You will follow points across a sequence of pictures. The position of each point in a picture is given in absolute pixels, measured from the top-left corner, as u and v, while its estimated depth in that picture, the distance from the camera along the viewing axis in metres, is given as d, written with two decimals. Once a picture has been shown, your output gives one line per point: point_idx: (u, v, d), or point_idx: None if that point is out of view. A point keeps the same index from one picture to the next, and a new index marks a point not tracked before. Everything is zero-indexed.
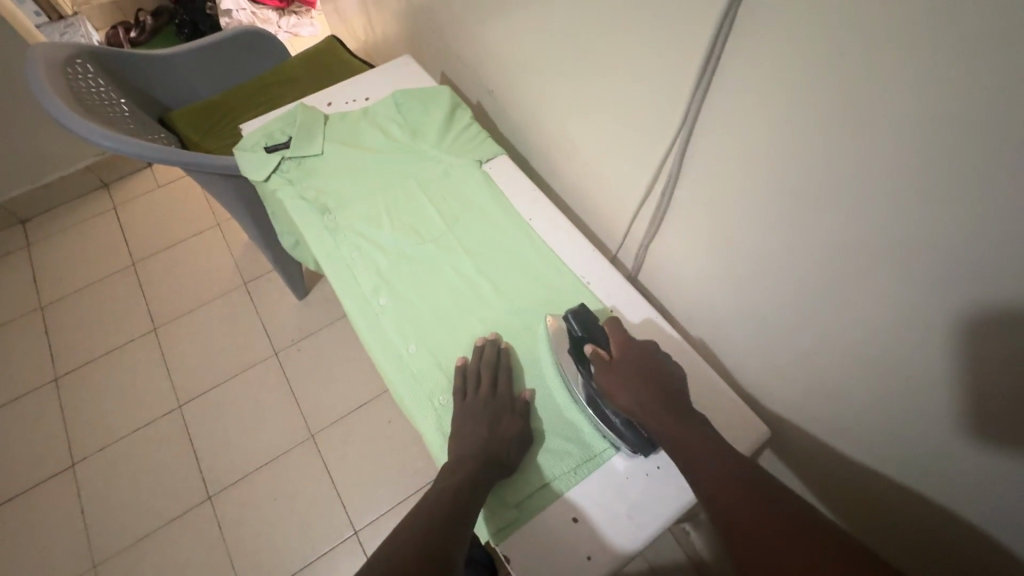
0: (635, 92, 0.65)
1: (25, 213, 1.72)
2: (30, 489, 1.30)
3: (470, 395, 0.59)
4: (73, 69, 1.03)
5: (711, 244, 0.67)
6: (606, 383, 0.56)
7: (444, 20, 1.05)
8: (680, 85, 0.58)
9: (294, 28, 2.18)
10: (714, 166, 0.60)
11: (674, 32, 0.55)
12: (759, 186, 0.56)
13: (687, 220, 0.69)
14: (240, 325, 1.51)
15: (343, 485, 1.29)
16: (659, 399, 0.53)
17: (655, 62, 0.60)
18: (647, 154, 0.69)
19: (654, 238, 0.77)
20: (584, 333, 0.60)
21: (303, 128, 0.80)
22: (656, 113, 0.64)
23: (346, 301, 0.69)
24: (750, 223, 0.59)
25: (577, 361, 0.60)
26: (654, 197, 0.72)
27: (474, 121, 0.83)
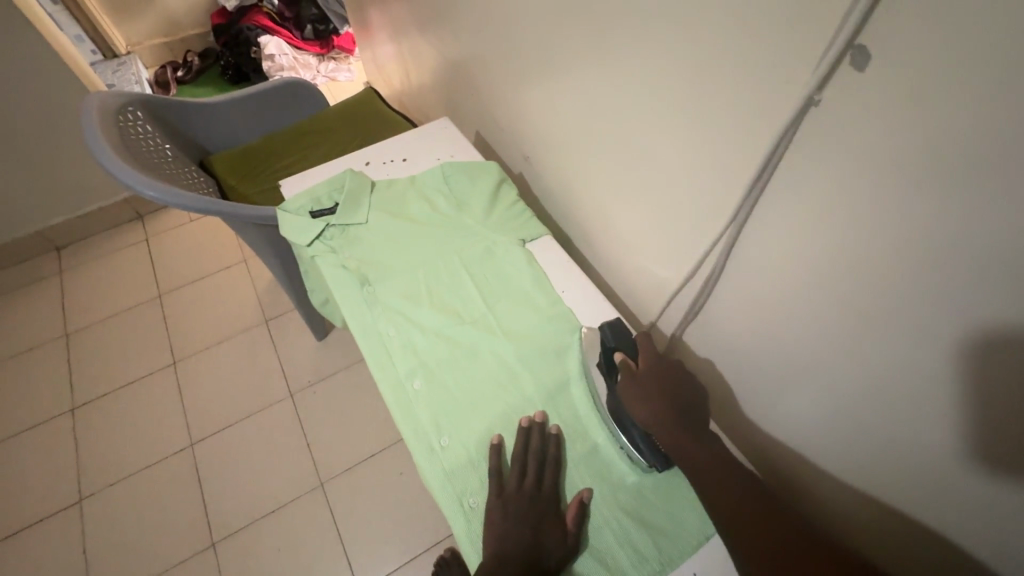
0: (678, 180, 0.65)
1: (63, 241, 1.78)
2: (35, 522, 1.28)
3: (512, 486, 0.57)
4: (125, 117, 1.07)
5: (758, 332, 0.65)
6: (627, 394, 0.60)
7: (481, 82, 1.08)
8: (728, 180, 0.57)
9: (332, 73, 2.27)
10: (764, 258, 0.58)
11: (728, 130, 0.54)
12: (811, 281, 0.54)
13: (733, 305, 0.66)
14: (258, 363, 1.51)
15: (350, 538, 1.25)
16: (673, 415, 0.57)
17: (700, 150, 0.59)
18: (690, 241, 0.68)
19: (696, 318, 0.75)
20: (616, 344, 0.64)
21: (350, 196, 0.81)
22: (701, 202, 0.63)
23: (383, 385, 0.67)
24: (800, 316, 0.58)
25: (606, 370, 0.64)
26: (697, 280, 0.70)
27: (519, 198, 0.84)
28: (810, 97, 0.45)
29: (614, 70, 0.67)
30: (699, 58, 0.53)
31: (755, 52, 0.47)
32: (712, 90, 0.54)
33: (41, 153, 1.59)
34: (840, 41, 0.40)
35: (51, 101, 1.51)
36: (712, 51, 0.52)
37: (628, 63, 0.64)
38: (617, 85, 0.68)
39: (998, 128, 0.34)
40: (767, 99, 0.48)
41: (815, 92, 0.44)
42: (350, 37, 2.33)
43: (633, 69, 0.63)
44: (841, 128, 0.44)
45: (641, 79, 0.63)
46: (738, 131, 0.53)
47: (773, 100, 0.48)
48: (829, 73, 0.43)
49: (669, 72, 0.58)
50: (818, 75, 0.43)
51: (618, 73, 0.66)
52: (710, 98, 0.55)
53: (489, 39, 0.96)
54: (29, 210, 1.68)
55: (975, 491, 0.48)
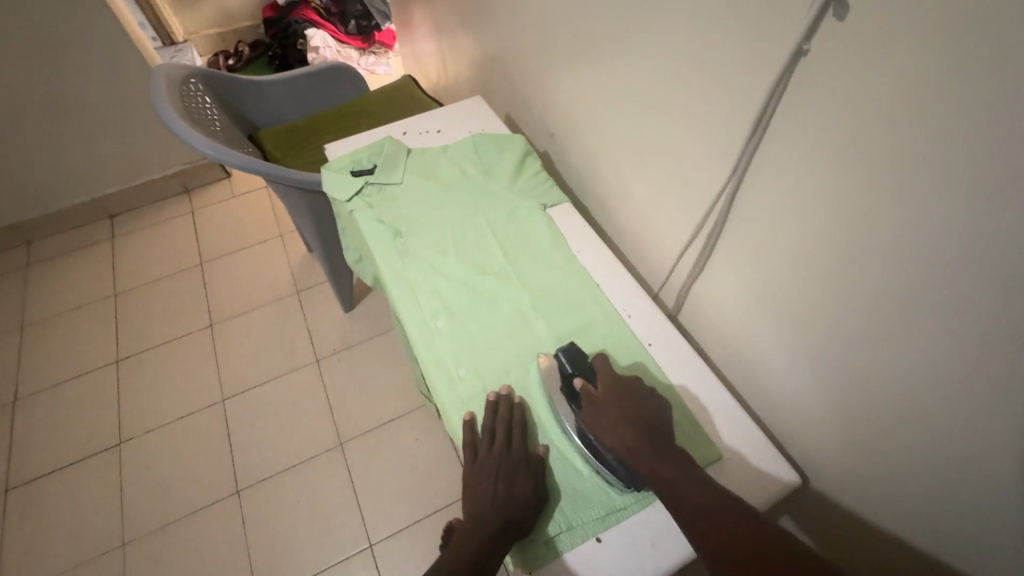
0: (685, 143, 0.71)
1: (116, 209, 1.91)
2: (78, 461, 1.38)
3: (483, 452, 0.61)
4: (186, 87, 1.18)
5: (753, 289, 0.70)
6: (593, 422, 0.59)
7: (514, 67, 1.15)
8: (731, 140, 0.63)
9: (372, 66, 2.38)
10: (760, 214, 0.63)
11: (730, 92, 0.60)
12: (801, 233, 0.59)
13: (732, 264, 0.71)
14: (288, 330, 1.59)
15: (364, 496, 1.32)
16: (643, 440, 0.56)
17: (708, 112, 0.65)
18: (696, 204, 0.73)
19: (697, 280, 0.80)
20: (573, 370, 0.64)
21: (388, 158, 0.88)
22: (706, 162, 0.68)
23: (409, 322, 0.74)
24: (791, 269, 0.62)
25: (569, 397, 0.63)
26: (701, 241, 0.75)
27: (543, 168, 0.90)
28: (799, 46, 0.50)
29: (634, 44, 0.73)
30: (711, 25, 0.59)
31: (758, 16, 0.53)
32: (720, 54, 0.59)
33: (105, 125, 1.73)
34: None
35: (117, 76, 1.65)
36: (722, 19, 0.57)
37: (647, 35, 0.70)
38: (637, 59, 0.74)
39: (956, 74, 0.40)
40: (766, 56, 0.54)
41: (803, 42, 0.50)
42: (390, 33, 2.45)
43: (651, 42, 0.70)
44: (830, 82, 0.49)
45: (657, 50, 0.69)
46: (739, 88, 0.59)
47: (769, 56, 0.54)
48: (816, 23, 0.48)
49: (682, 41, 0.64)
50: (806, 24, 0.48)
51: (638, 47, 0.73)
52: (718, 63, 0.60)
53: (522, 24, 1.04)
54: (89, 177, 1.82)
55: (945, 427, 0.52)
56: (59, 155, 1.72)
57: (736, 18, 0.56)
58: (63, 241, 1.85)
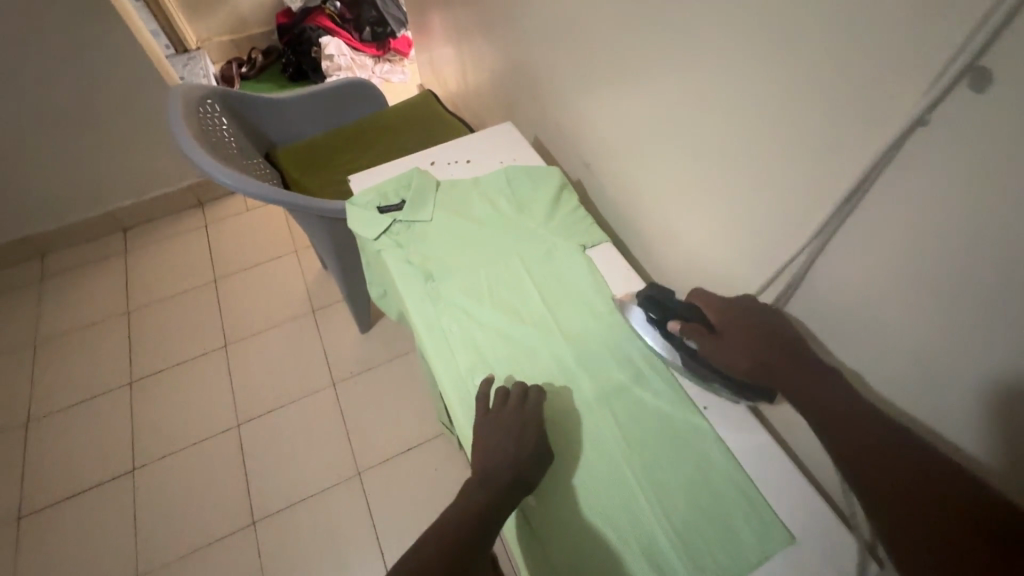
0: (753, 194, 0.64)
1: (129, 222, 1.87)
2: (91, 487, 1.35)
3: (495, 407, 0.62)
4: (204, 108, 1.13)
5: (825, 355, 0.63)
6: (712, 352, 0.61)
7: (544, 89, 1.10)
8: (821, 200, 0.55)
9: (387, 74, 2.33)
10: (843, 277, 0.56)
11: (814, 151, 0.54)
12: (890, 301, 0.52)
13: (801, 327, 0.64)
14: (304, 351, 1.55)
15: (384, 528, 1.28)
16: (781, 354, 0.57)
17: (784, 169, 0.58)
18: (766, 260, 0.66)
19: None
20: (663, 315, 0.67)
21: (416, 192, 0.84)
22: (775, 214, 0.62)
23: (445, 380, 0.69)
24: (873, 338, 0.55)
25: (665, 337, 0.67)
26: (767, 301, 0.67)
27: (579, 204, 0.85)
28: (919, 118, 0.43)
29: (688, 79, 0.67)
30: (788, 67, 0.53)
31: (858, 65, 0.47)
32: (798, 100, 0.53)
33: (118, 137, 1.69)
34: (957, 62, 0.39)
35: (130, 89, 1.62)
36: (804, 61, 0.51)
37: (703, 71, 0.64)
38: (692, 95, 0.68)
39: None
40: (867, 113, 0.48)
41: (924, 113, 0.43)
42: (406, 40, 2.40)
43: (710, 79, 0.64)
44: (939, 142, 0.43)
45: (721, 91, 0.63)
46: (832, 143, 0.52)
47: (875, 116, 0.47)
48: (944, 93, 0.41)
49: (752, 81, 0.58)
50: (931, 96, 0.42)
51: (693, 83, 0.67)
52: (799, 110, 0.54)
53: (556, 45, 0.98)
54: (102, 190, 1.78)
55: None
56: (72, 169, 1.70)
57: (824, 63, 0.50)
58: (76, 255, 1.82)
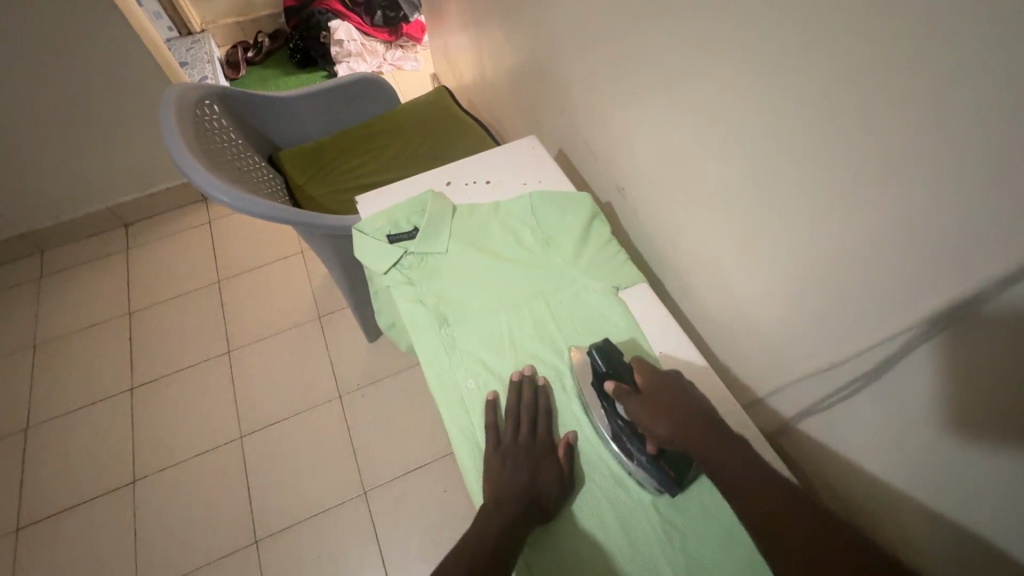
0: (831, 260, 0.55)
1: (130, 218, 1.81)
2: (91, 498, 1.32)
3: (507, 438, 0.59)
4: (202, 110, 1.05)
5: (904, 453, 0.54)
6: (637, 418, 0.55)
7: (570, 96, 1.00)
8: (924, 288, 0.46)
9: (398, 62, 2.22)
10: (933, 372, 0.48)
11: (921, 228, 0.45)
12: (982, 412, 0.44)
13: (883, 416, 0.55)
14: (309, 361, 1.49)
15: (389, 551, 1.22)
16: (690, 426, 0.53)
17: (875, 238, 0.49)
18: (838, 332, 0.58)
19: (823, 412, 0.64)
20: (607, 370, 0.60)
21: (430, 221, 0.75)
22: (858, 285, 0.53)
23: (460, 445, 0.62)
24: (962, 445, 0.47)
25: (603, 399, 0.59)
26: (837, 376, 0.59)
27: (612, 236, 0.76)
28: None
29: (754, 111, 0.57)
30: (893, 124, 0.44)
31: (994, 140, 0.37)
32: (906, 162, 0.44)
33: (117, 130, 1.62)
34: None
35: (128, 80, 1.53)
36: (912, 117, 0.42)
37: (778, 106, 0.54)
38: (762, 131, 0.57)
39: None
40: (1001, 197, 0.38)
41: None
42: (419, 26, 2.27)
43: (786, 117, 0.54)
44: None
45: (802, 136, 0.53)
46: (941, 223, 0.43)
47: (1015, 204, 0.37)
48: None
49: (846, 129, 0.48)
50: None
51: (765, 119, 0.56)
52: (905, 177, 0.44)
53: (587, 50, 0.87)
54: (102, 184, 1.72)
55: None
56: (70, 163, 1.63)
57: (947, 127, 0.40)
58: (77, 251, 1.76)
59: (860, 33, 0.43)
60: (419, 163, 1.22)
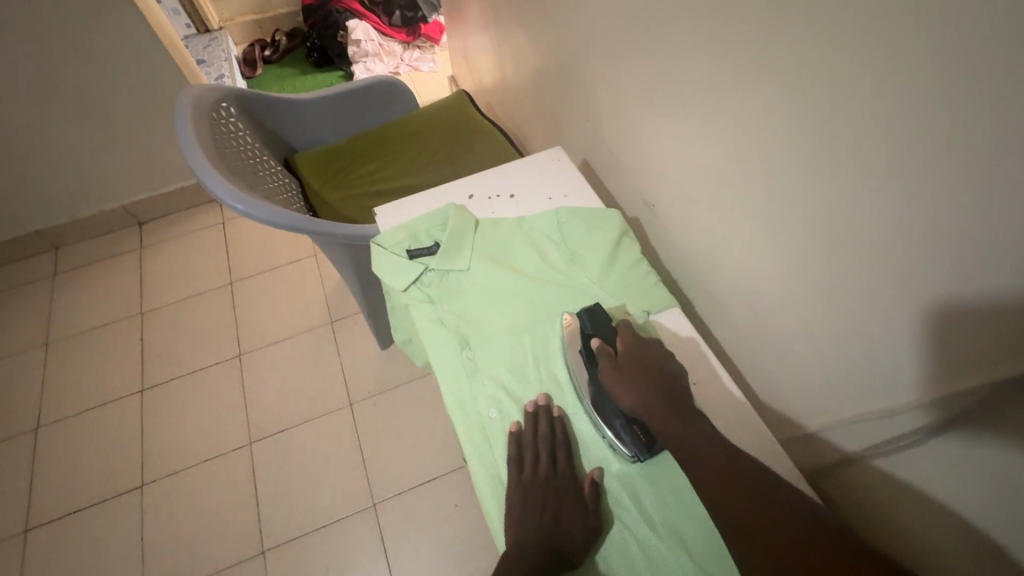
0: (886, 298, 0.51)
1: (145, 216, 1.80)
2: (100, 501, 1.30)
3: (527, 472, 0.56)
4: (218, 113, 1.03)
5: (956, 509, 0.50)
6: (609, 380, 0.55)
7: (597, 105, 0.96)
8: (996, 340, 0.42)
9: (415, 62, 2.19)
10: (997, 428, 0.44)
11: (990, 275, 0.40)
12: None
13: (940, 470, 0.50)
14: (320, 368, 1.47)
15: (398, 566, 1.20)
16: (662, 398, 0.52)
17: (936, 279, 0.45)
18: (892, 375, 0.54)
19: (869, 457, 0.59)
20: (594, 331, 0.60)
21: (452, 236, 0.72)
22: (919, 328, 0.49)
23: (482, 479, 0.58)
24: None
25: (586, 358, 0.59)
26: (889, 420, 0.55)
27: (643, 256, 0.72)
28: None
29: (802, 134, 0.54)
30: (962, 157, 0.40)
31: None
32: (981, 202, 0.39)
33: (133, 129, 1.61)
34: None
35: (145, 79, 1.52)
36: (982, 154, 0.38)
37: (833, 131, 0.50)
38: (808, 155, 0.54)
39: None
40: None
41: None
42: (438, 26, 2.25)
43: (843, 143, 0.49)
44: None
45: (860, 164, 0.48)
46: (1019, 273, 0.38)
47: None
48: None
49: (913, 161, 0.44)
50: None
51: (817, 143, 0.52)
52: (971, 216, 0.41)
53: (617, 60, 0.84)
54: (118, 182, 1.71)
55: None
56: (86, 160, 1.62)
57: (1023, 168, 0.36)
58: (91, 249, 1.76)
59: (936, 57, 0.39)
60: (437, 169, 1.19)
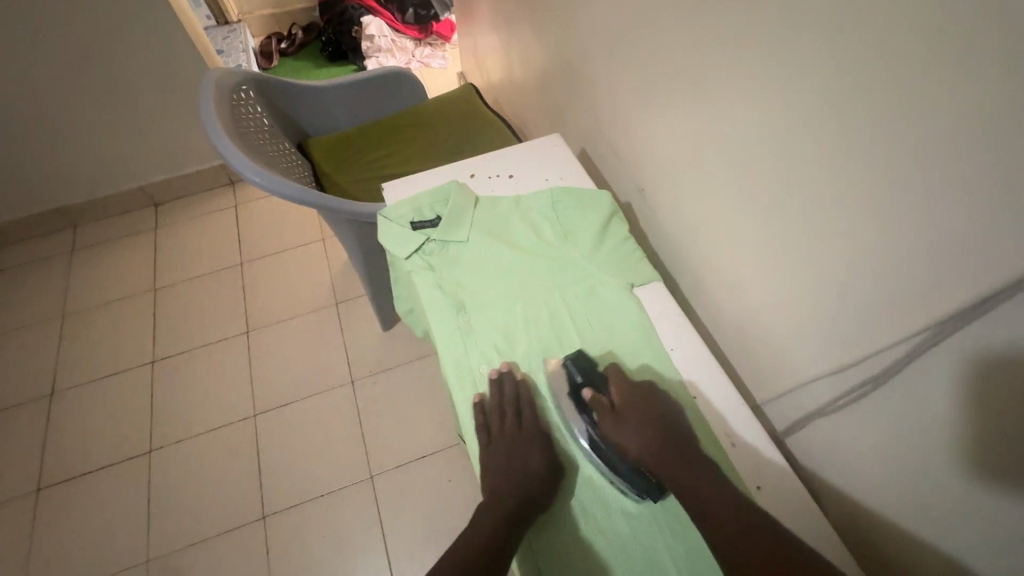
0: (846, 264, 0.56)
1: (160, 198, 1.87)
2: (109, 465, 1.36)
3: (495, 432, 0.62)
4: (238, 96, 1.09)
5: (905, 456, 0.56)
6: (611, 432, 0.58)
7: (596, 97, 1.02)
8: (941, 292, 0.47)
9: (426, 59, 2.26)
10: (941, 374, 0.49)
11: (935, 234, 0.46)
12: (984, 412, 0.46)
13: (891, 419, 0.56)
14: (325, 347, 1.52)
15: (393, 535, 1.25)
16: (663, 445, 0.56)
17: (887, 244, 0.51)
18: (848, 339, 0.59)
19: (827, 415, 0.65)
20: (584, 381, 0.63)
21: (454, 210, 0.77)
22: (875, 288, 0.54)
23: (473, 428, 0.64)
24: (962, 446, 0.49)
25: (580, 408, 0.62)
26: (846, 380, 0.60)
27: (630, 234, 0.78)
28: None
29: (775, 118, 0.59)
30: (911, 131, 0.45)
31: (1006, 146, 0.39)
32: (930, 167, 0.44)
33: (154, 113, 1.67)
34: None
35: (168, 64, 1.58)
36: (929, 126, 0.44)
37: (803, 111, 0.55)
38: (781, 138, 0.59)
39: None
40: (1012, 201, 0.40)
41: None
42: (449, 25, 2.31)
43: (812, 122, 0.54)
44: None
45: (824, 140, 0.54)
46: (959, 227, 0.44)
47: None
48: None
49: (872, 133, 0.48)
50: None
51: (790, 124, 0.57)
52: (918, 183, 0.46)
53: (615, 54, 0.89)
54: (137, 164, 1.78)
55: None
56: (108, 141, 1.68)
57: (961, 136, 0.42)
58: (107, 228, 1.82)
59: (892, 39, 0.44)
60: (443, 156, 1.25)
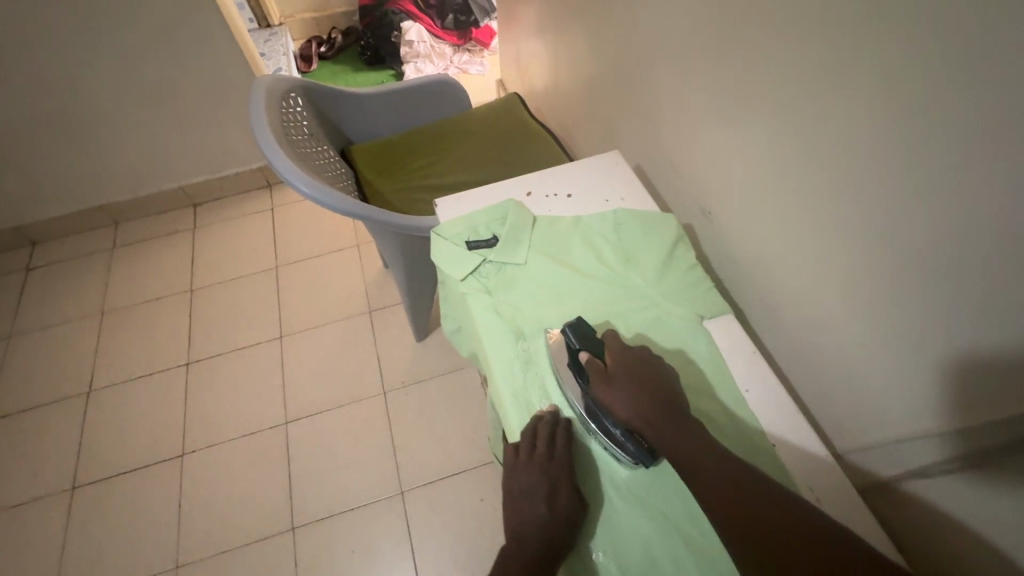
0: (963, 314, 0.50)
1: (199, 199, 1.88)
2: (142, 466, 1.36)
3: (523, 459, 0.59)
4: (286, 102, 1.07)
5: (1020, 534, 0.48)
6: (603, 398, 0.56)
7: (654, 113, 0.97)
8: None
9: (464, 65, 2.25)
10: None
11: None
12: None
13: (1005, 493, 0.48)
14: (357, 355, 1.50)
15: (421, 554, 1.21)
16: (655, 407, 0.53)
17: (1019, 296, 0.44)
18: (962, 394, 0.51)
19: (933, 478, 0.56)
20: (581, 346, 0.59)
21: (511, 231, 0.74)
22: (1001, 342, 0.47)
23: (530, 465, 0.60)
24: None
25: (575, 373, 0.60)
26: (956, 440, 0.52)
27: (698, 261, 0.73)
28: None
29: (879, 147, 0.54)
30: None
31: None
32: None
33: (197, 115, 1.69)
34: None
35: (213, 67, 1.59)
36: None
37: (916, 143, 0.50)
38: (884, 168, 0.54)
39: None
40: None
41: None
42: (489, 31, 2.29)
43: (932, 153, 0.49)
44: None
45: (941, 176, 0.48)
46: None
47: None
48: None
49: (1015, 170, 0.43)
50: None
51: (902, 154, 0.52)
52: None
53: (680, 69, 0.85)
54: (179, 165, 1.80)
55: None
56: (152, 142, 1.70)
57: None
58: (147, 227, 1.84)
59: None
60: (487, 168, 1.22)
